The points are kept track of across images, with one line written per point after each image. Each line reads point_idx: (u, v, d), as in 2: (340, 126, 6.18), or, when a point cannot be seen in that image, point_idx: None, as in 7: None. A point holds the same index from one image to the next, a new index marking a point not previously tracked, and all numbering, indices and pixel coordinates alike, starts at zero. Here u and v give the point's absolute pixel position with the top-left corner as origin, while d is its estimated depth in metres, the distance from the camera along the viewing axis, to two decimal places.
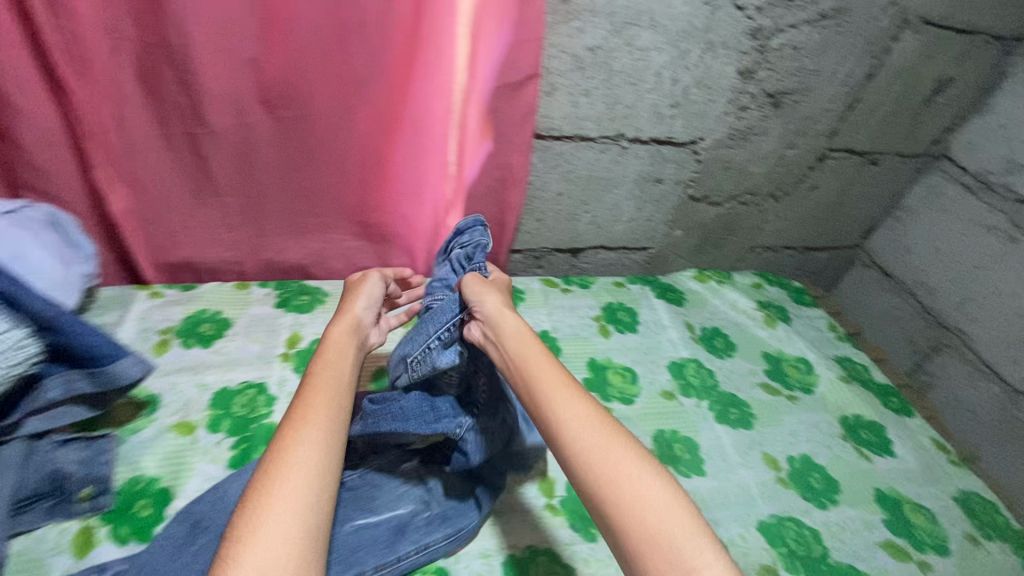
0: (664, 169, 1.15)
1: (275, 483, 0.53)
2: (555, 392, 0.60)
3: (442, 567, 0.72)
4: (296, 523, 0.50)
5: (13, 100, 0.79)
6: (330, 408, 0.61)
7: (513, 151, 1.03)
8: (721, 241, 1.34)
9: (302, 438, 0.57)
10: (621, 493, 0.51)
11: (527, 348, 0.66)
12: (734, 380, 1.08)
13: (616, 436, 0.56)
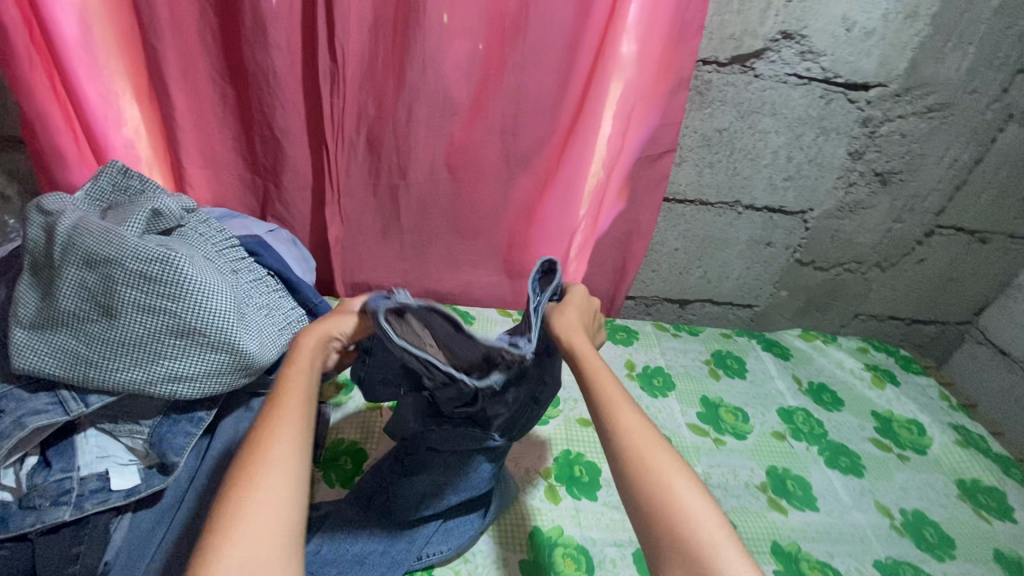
0: (775, 234, 1.30)
1: (253, 478, 0.51)
2: (613, 399, 0.63)
3: (582, 545, 0.84)
4: (269, 521, 0.48)
5: (287, 153, 1.09)
6: (299, 408, 0.59)
7: (643, 211, 1.22)
8: (825, 305, 1.43)
9: (277, 435, 0.55)
10: (659, 489, 0.55)
11: (584, 344, 0.70)
12: (844, 432, 1.13)
13: (658, 439, 0.60)
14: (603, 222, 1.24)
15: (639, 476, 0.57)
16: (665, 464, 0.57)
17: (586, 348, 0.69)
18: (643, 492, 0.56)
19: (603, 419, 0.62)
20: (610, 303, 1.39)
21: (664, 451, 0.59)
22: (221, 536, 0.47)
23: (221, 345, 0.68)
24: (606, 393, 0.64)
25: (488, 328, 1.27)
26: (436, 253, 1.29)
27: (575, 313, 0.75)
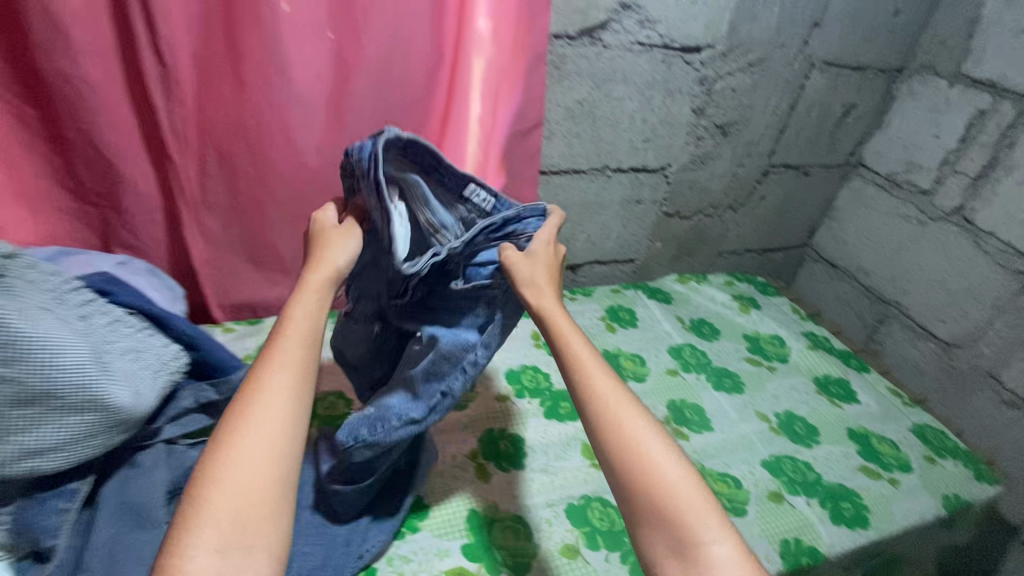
0: (643, 191, 1.41)
1: (237, 436, 0.55)
2: (596, 379, 0.66)
3: (518, 514, 0.87)
4: (246, 481, 0.53)
5: (122, 172, 0.95)
6: (283, 363, 0.61)
7: (524, 186, 1.25)
8: (694, 248, 1.59)
9: (260, 395, 0.58)
10: (635, 460, 0.60)
11: (555, 312, 0.73)
12: (724, 357, 1.29)
13: (640, 417, 0.64)
14: None
15: (616, 449, 0.61)
16: (644, 438, 0.62)
17: (559, 316, 0.72)
18: (620, 462, 0.60)
19: (581, 392, 0.66)
20: None
21: (639, 423, 0.63)
22: (206, 490, 0.52)
23: (85, 405, 0.61)
24: (581, 363, 0.68)
25: None
26: None
27: (546, 273, 0.76)
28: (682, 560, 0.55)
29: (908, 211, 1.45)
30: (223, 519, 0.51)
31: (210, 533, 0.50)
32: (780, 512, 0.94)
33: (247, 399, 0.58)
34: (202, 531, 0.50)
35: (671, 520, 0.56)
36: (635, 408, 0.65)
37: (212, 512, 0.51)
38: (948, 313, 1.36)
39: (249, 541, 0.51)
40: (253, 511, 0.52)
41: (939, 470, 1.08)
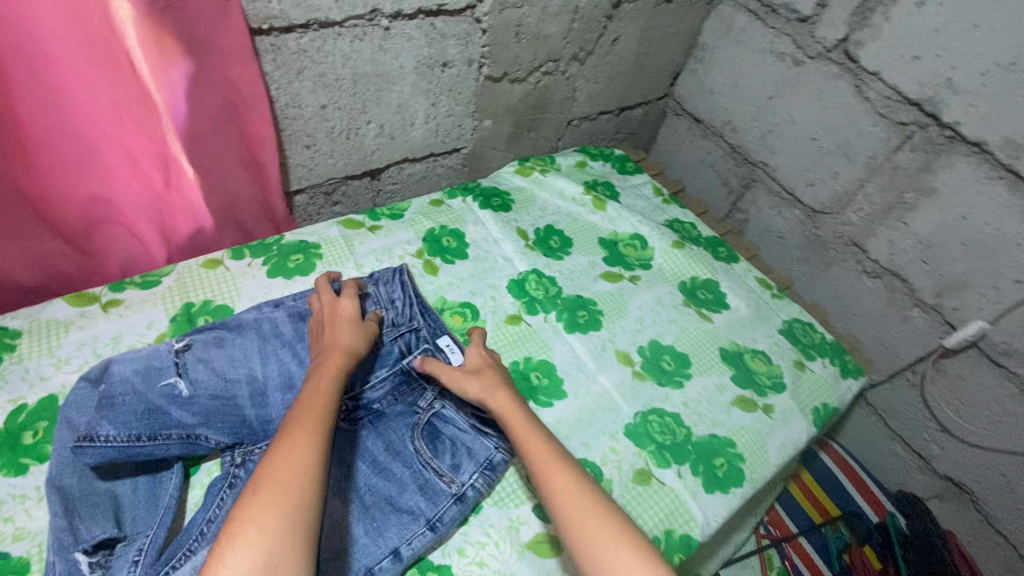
0: (447, 49, 0.92)
1: (279, 468, 0.54)
2: (550, 466, 0.63)
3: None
4: (281, 517, 0.51)
5: None
6: (321, 404, 0.61)
7: (229, 62, 0.72)
8: (536, 122, 1.19)
9: (300, 432, 0.58)
10: (594, 543, 0.57)
11: (509, 407, 0.69)
12: (577, 280, 0.99)
13: (599, 504, 0.60)
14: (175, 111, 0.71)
15: (577, 532, 0.58)
16: (605, 524, 0.59)
17: (511, 408, 0.69)
18: (576, 542, 0.58)
19: (540, 475, 0.62)
20: (271, 215, 0.93)
21: (598, 502, 0.61)
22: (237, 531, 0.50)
23: None
24: (536, 449, 0.65)
25: (53, 343, 0.72)
26: None
27: (495, 372, 0.74)
28: None
29: (783, 48, 1.15)
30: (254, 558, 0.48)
31: (241, 569, 0.48)
32: (647, 500, 0.74)
33: (290, 432, 0.58)
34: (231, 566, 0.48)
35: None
36: (596, 490, 0.62)
37: (241, 546, 0.49)
38: (817, 176, 1.17)
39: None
40: (277, 548, 0.49)
41: (808, 378, 0.96)
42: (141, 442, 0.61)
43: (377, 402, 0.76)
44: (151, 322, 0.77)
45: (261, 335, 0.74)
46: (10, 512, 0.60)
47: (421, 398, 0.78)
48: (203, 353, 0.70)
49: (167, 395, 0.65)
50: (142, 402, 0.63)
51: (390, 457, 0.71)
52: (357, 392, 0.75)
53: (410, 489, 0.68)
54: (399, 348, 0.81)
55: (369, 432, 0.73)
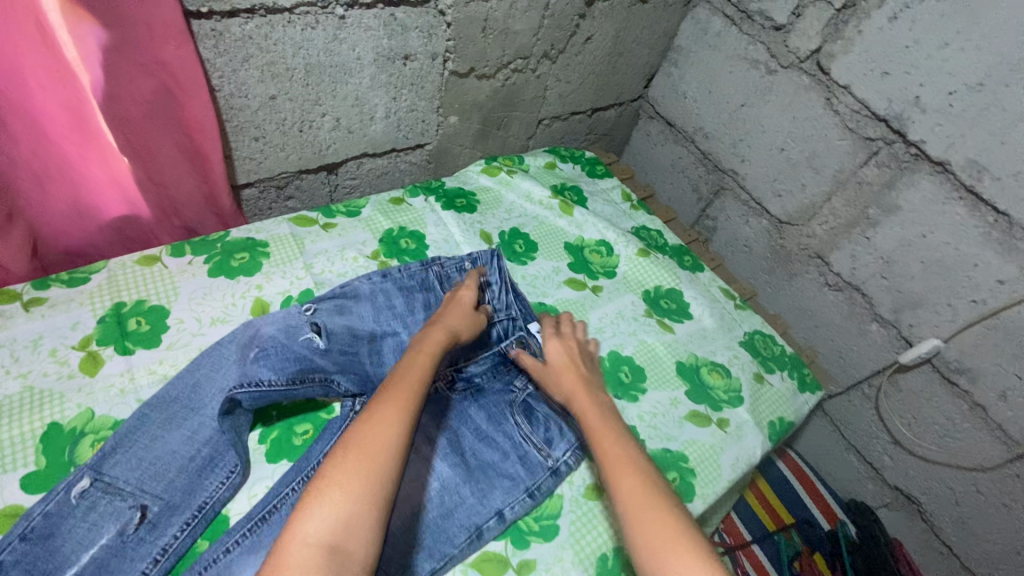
0: (409, 41, 0.88)
1: (368, 435, 0.57)
2: (620, 467, 0.63)
3: None
4: (365, 481, 0.54)
5: None
6: (415, 377, 0.65)
7: (160, 44, 0.67)
8: (504, 120, 1.15)
9: (392, 402, 0.60)
10: (658, 546, 0.55)
11: (596, 410, 0.72)
12: (539, 287, 0.97)
13: (666, 508, 0.58)
14: (94, 87, 0.65)
15: (639, 534, 0.57)
16: (671, 525, 0.57)
17: (594, 410, 0.72)
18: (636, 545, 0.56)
19: (611, 471, 0.63)
20: (216, 207, 0.89)
21: (662, 498, 0.60)
22: (325, 487, 0.53)
23: None
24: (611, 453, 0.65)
25: None
26: None
27: (585, 379, 0.77)
28: None
29: (757, 56, 1.13)
30: (335, 515, 0.52)
31: (322, 524, 0.51)
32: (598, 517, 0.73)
33: (383, 402, 0.61)
34: (315, 519, 0.51)
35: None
36: (667, 493, 0.61)
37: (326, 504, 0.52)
38: (785, 187, 1.16)
39: (350, 540, 0.51)
40: (355, 512, 0.52)
41: (767, 391, 0.96)
42: (296, 385, 0.68)
43: (477, 376, 0.81)
44: (76, 322, 0.72)
45: (375, 307, 0.81)
46: None
47: (517, 378, 0.82)
48: (332, 318, 0.76)
49: (308, 346, 0.72)
50: (291, 353, 0.70)
51: (492, 427, 0.75)
52: (460, 364, 0.81)
53: (511, 458, 0.73)
54: (498, 332, 0.86)
55: (471, 404, 0.77)
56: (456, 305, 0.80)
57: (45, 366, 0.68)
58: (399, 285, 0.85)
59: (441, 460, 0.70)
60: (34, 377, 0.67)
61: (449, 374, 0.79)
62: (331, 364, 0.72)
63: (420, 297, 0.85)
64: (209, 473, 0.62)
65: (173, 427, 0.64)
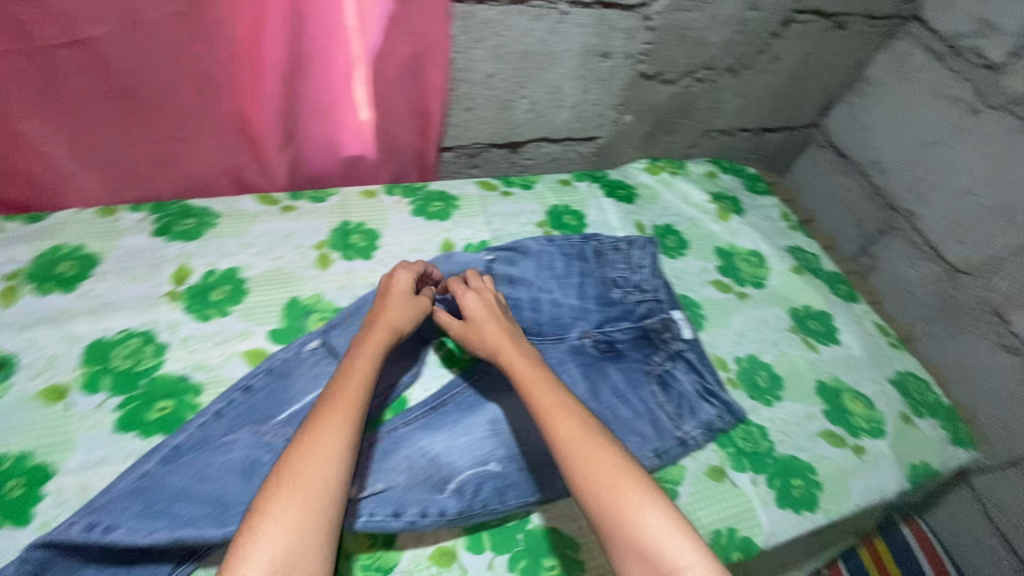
0: (611, 40, 0.98)
1: (306, 464, 0.54)
2: (556, 413, 0.61)
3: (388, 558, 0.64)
4: (309, 514, 0.51)
5: None
6: (349, 397, 0.60)
7: (426, 20, 0.83)
8: (674, 126, 1.22)
9: (328, 424, 0.57)
10: (606, 487, 0.56)
11: (525, 365, 0.68)
12: (686, 281, 1.01)
13: (606, 448, 0.59)
14: (373, 48, 0.84)
15: (585, 477, 0.57)
16: (613, 466, 0.57)
17: (522, 362, 0.68)
18: (584, 489, 0.56)
19: (549, 427, 0.61)
20: (422, 161, 1.06)
21: (605, 449, 0.59)
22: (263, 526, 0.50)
23: None
24: (548, 402, 0.63)
25: (242, 228, 0.88)
26: (121, 140, 0.81)
27: (505, 330, 0.73)
28: None
29: (960, 94, 1.08)
30: (277, 549, 0.49)
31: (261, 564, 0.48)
32: (718, 495, 0.76)
33: (319, 426, 0.57)
34: (254, 557, 0.48)
35: (650, 557, 0.52)
36: (604, 434, 0.61)
37: (265, 541, 0.49)
38: (968, 234, 1.09)
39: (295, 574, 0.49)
40: (300, 547, 0.49)
41: (912, 433, 0.92)
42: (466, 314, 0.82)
43: (620, 342, 0.87)
44: (316, 229, 0.91)
45: (539, 266, 0.92)
46: (195, 347, 0.74)
47: (655, 353, 0.87)
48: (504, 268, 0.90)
49: None
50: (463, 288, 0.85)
51: (630, 388, 0.81)
52: (605, 329, 0.88)
53: (644, 418, 0.79)
54: (643, 310, 0.91)
55: (612, 363, 0.84)
56: (386, 302, 0.74)
57: (292, 256, 0.87)
58: (561, 251, 0.94)
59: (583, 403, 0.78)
60: (285, 261, 0.86)
61: (595, 335, 0.87)
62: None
63: (577, 266, 0.93)
64: (400, 361, 0.76)
65: None
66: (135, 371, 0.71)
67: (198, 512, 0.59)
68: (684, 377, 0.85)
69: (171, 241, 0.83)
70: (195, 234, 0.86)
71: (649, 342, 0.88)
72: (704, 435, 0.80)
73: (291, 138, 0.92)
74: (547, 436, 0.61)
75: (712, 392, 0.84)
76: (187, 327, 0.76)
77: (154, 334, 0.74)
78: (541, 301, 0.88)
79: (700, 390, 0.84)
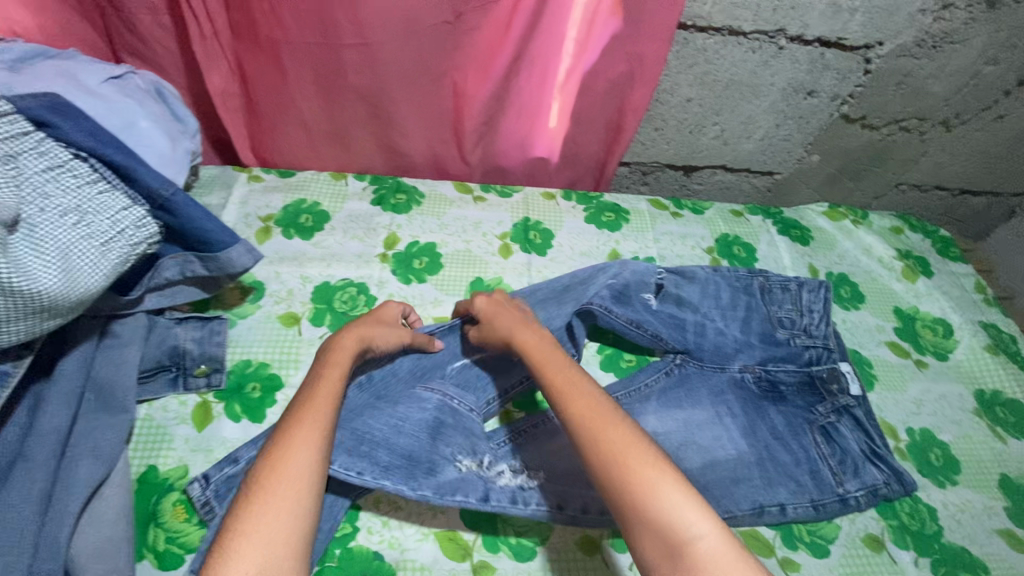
0: (821, 79, 0.96)
1: (276, 474, 0.51)
2: (567, 388, 0.60)
3: (542, 532, 0.68)
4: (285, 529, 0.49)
5: None
6: (325, 395, 0.59)
7: (647, 46, 0.88)
8: (862, 173, 1.16)
9: (300, 427, 0.55)
10: (617, 457, 0.54)
11: (536, 344, 0.68)
12: (859, 336, 0.96)
13: (615, 417, 0.57)
14: (589, 65, 0.91)
15: (595, 452, 0.55)
16: (622, 436, 0.55)
17: (535, 342, 0.68)
18: (595, 464, 0.54)
19: (559, 401, 0.60)
20: (598, 173, 1.11)
21: (614, 420, 0.57)
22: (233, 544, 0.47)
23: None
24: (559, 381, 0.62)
25: (441, 210, 0.99)
26: (361, 119, 0.95)
27: (517, 317, 0.73)
28: (674, 564, 0.49)
29: None
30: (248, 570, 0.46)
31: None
32: (873, 566, 0.72)
33: (292, 428, 0.55)
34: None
35: (663, 529, 0.50)
36: (614, 407, 0.59)
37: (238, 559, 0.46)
38: None
39: None
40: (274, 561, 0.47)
41: None
42: (632, 326, 0.83)
43: (783, 384, 0.85)
44: (500, 221, 1.00)
45: (703, 291, 0.89)
46: (397, 305, 0.85)
47: (821, 404, 0.83)
48: (677, 290, 0.88)
49: (644, 304, 0.86)
50: (630, 300, 0.85)
51: (790, 433, 0.79)
52: (769, 369, 0.86)
53: (803, 467, 0.76)
54: (810, 356, 0.87)
55: (771, 405, 0.82)
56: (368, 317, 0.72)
57: (479, 241, 0.96)
58: (728, 282, 0.91)
59: (743, 437, 0.77)
60: (473, 246, 0.95)
61: (758, 371, 0.85)
62: (660, 323, 0.85)
63: (743, 299, 0.89)
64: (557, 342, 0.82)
65: (544, 307, 0.84)
66: (350, 314, 0.83)
67: (393, 460, 0.64)
68: (848, 435, 0.81)
69: (384, 211, 0.96)
70: (403, 208, 0.98)
71: (815, 393, 0.85)
72: (867, 501, 0.76)
73: (492, 135, 1.02)
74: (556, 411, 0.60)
75: (880, 457, 0.79)
76: (392, 287, 0.87)
77: (367, 287, 0.86)
78: (706, 328, 0.86)
79: (865, 451, 0.80)
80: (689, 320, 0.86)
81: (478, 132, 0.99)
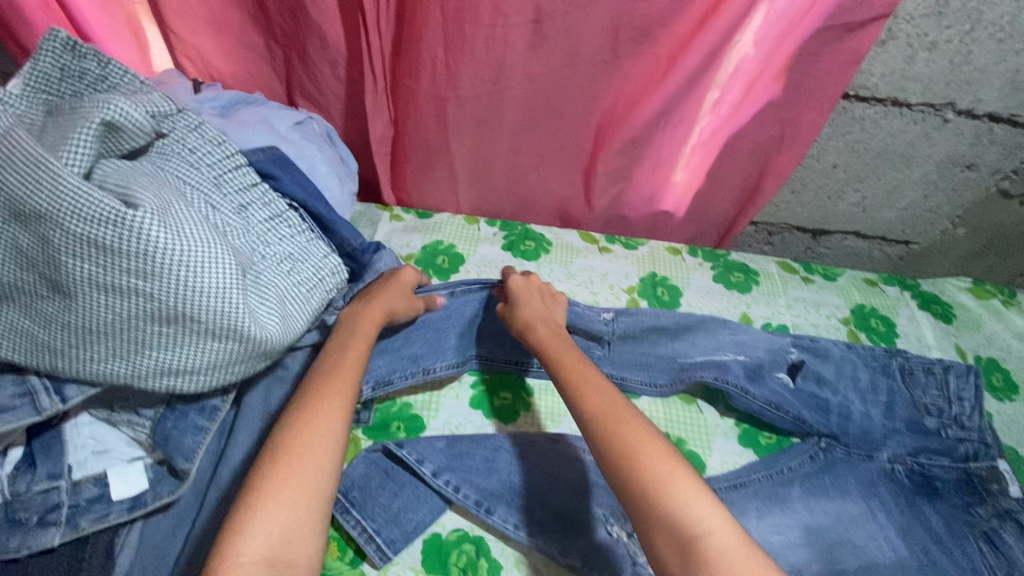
0: (985, 153, 0.91)
1: (301, 437, 0.53)
2: (586, 388, 0.62)
3: None
4: (302, 495, 0.50)
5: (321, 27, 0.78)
6: (347, 360, 0.60)
7: (802, 114, 0.87)
8: (1011, 250, 1.08)
9: (322, 393, 0.56)
10: (639, 452, 0.55)
11: (553, 340, 0.70)
12: (1016, 432, 0.88)
13: (629, 413, 0.59)
14: (738, 128, 0.90)
15: (612, 450, 0.55)
16: (636, 435, 0.56)
17: (556, 339, 0.71)
18: (613, 462, 0.55)
19: (575, 395, 0.62)
20: (723, 230, 1.10)
21: (632, 420, 0.58)
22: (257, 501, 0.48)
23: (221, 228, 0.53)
24: (580, 380, 0.63)
25: (568, 259, 1.00)
26: (500, 166, 0.98)
27: (542, 308, 0.76)
28: (683, 559, 0.49)
29: None
30: (271, 530, 0.47)
31: (257, 538, 0.47)
32: None
33: (316, 392, 0.56)
34: (254, 533, 0.47)
35: (668, 522, 0.50)
36: (632, 408, 0.60)
37: (263, 517, 0.47)
38: None
39: (297, 549, 0.48)
40: (294, 519, 0.49)
41: None
42: (771, 409, 0.81)
43: (938, 480, 0.78)
44: (627, 274, 0.99)
45: (839, 372, 0.84)
46: None
47: (980, 506, 0.75)
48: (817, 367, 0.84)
49: (781, 386, 0.83)
50: (764, 377, 0.83)
51: (952, 539, 0.73)
52: (922, 461, 0.79)
53: None
54: (965, 450, 0.78)
55: (927, 503, 0.76)
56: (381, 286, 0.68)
57: (607, 295, 0.96)
58: (864, 361, 0.85)
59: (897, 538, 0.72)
60: (601, 298, 0.95)
61: (909, 463, 0.79)
62: (800, 404, 0.82)
63: (884, 381, 0.84)
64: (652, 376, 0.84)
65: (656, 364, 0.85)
66: None
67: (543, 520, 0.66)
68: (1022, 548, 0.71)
69: (515, 258, 0.98)
70: (533, 255, 0.99)
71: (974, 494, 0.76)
72: None
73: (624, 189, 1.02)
74: (570, 403, 0.62)
75: None
76: None
77: None
78: (851, 410, 0.81)
79: None
80: (832, 401, 0.81)
81: (610, 184, 1.00)
